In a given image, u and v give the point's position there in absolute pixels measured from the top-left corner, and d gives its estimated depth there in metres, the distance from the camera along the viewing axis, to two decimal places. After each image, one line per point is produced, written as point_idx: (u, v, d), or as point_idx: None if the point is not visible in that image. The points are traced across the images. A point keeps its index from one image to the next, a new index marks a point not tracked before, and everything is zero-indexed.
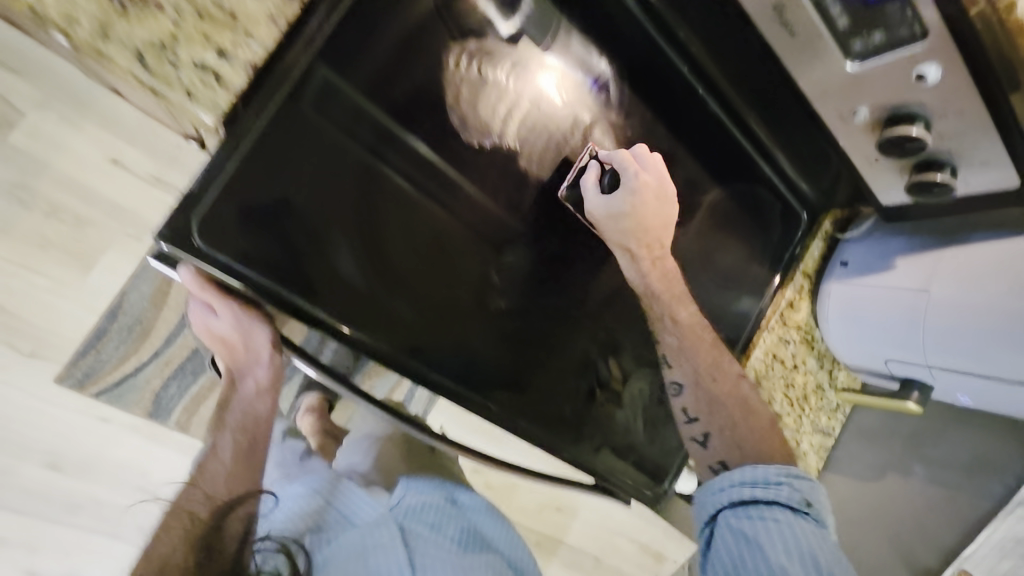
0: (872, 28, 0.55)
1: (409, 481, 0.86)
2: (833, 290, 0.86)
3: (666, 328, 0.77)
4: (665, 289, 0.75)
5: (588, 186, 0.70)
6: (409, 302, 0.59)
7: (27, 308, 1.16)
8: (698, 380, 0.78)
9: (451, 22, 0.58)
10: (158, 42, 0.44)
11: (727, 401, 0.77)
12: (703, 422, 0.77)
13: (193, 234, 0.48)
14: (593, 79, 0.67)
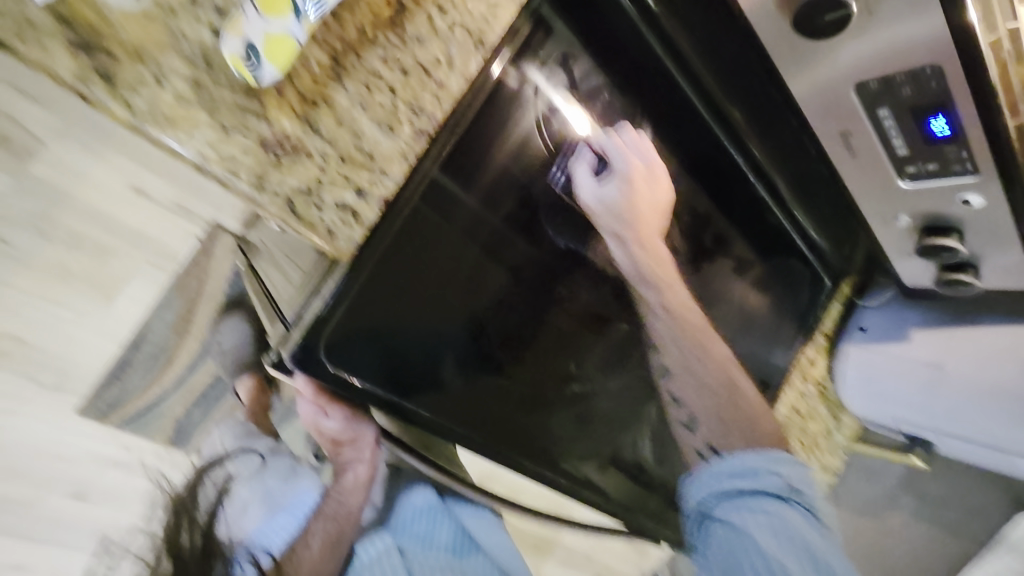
0: (928, 160, 0.61)
1: (411, 495, 0.80)
2: (850, 352, 0.95)
3: (657, 315, 0.73)
4: (670, 289, 0.72)
5: (583, 164, 0.63)
6: (498, 391, 0.64)
7: None
8: (685, 363, 0.75)
9: (547, 132, 0.59)
10: (305, 188, 0.46)
11: (715, 383, 0.76)
12: (688, 403, 0.76)
13: (321, 352, 0.51)
14: (636, 140, 0.66)
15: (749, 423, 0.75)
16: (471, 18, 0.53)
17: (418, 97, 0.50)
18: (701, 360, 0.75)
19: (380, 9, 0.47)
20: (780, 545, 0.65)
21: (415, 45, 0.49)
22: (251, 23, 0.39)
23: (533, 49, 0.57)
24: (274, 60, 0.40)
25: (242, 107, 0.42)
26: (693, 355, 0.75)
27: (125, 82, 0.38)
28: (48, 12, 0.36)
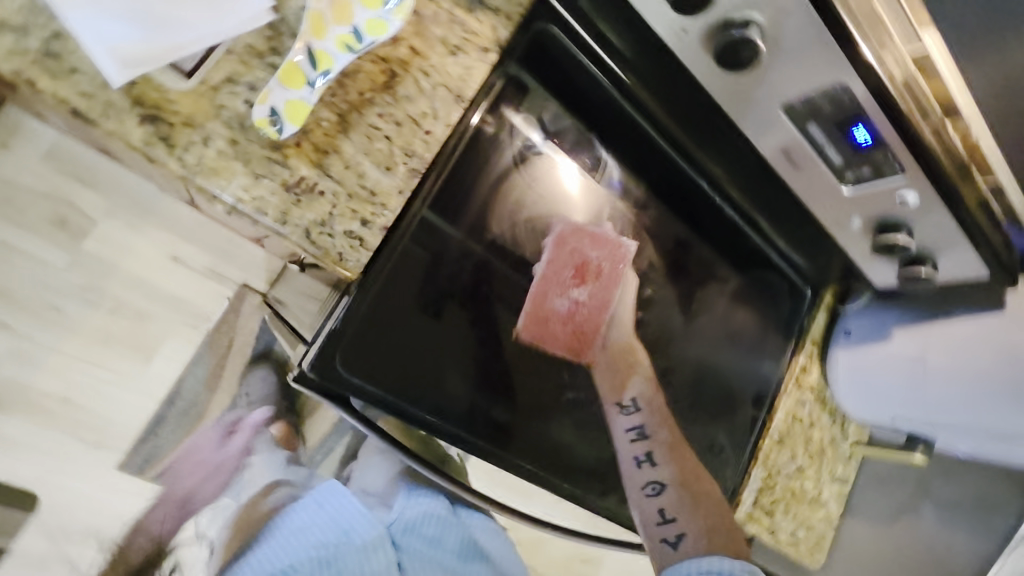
0: (862, 165, 0.69)
1: (409, 492, 0.88)
2: (839, 357, 0.99)
3: (654, 420, 0.78)
4: (652, 411, 0.78)
5: (562, 312, 0.71)
6: (500, 404, 0.70)
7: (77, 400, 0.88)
8: (679, 481, 0.77)
9: (523, 168, 0.70)
10: (319, 220, 0.56)
11: (708, 501, 0.77)
12: (681, 522, 0.74)
13: (336, 361, 0.59)
14: (613, 180, 0.77)
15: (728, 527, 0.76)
16: (451, 78, 0.62)
17: (411, 143, 0.60)
18: (690, 473, 0.78)
19: (376, 75, 0.58)
20: None
21: (405, 103, 0.60)
22: (275, 93, 0.52)
23: (506, 101, 0.68)
24: (294, 119, 0.52)
25: (268, 157, 0.53)
26: (682, 467, 0.78)
27: (179, 143, 0.50)
28: (125, 95, 0.48)
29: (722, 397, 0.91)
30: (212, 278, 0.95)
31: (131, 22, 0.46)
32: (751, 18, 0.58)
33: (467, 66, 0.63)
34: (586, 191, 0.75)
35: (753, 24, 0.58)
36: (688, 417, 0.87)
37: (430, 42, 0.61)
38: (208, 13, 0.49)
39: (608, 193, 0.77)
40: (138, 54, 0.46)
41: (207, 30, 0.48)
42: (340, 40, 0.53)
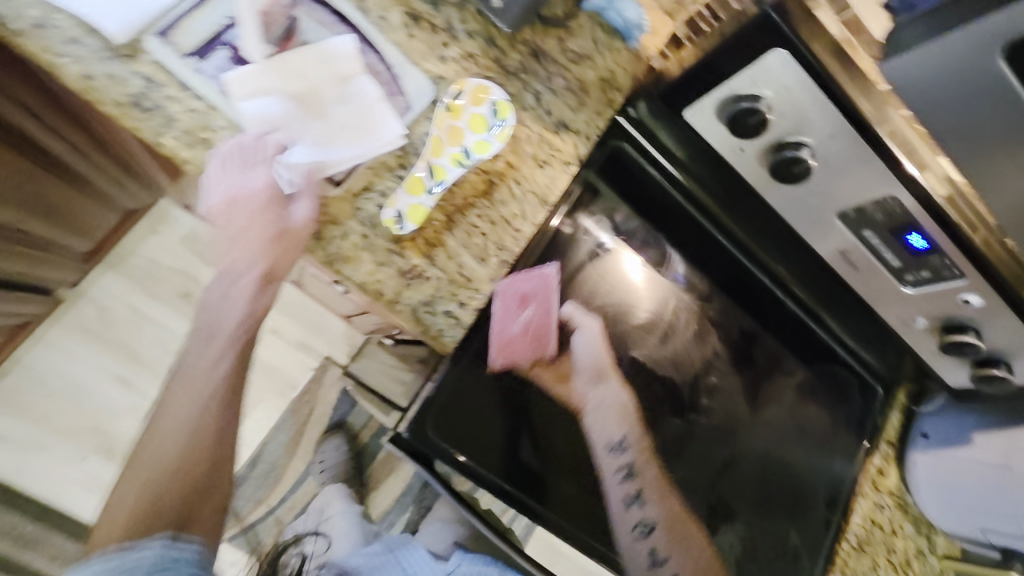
0: (921, 268, 0.73)
1: (464, 551, 0.91)
2: (918, 460, 0.96)
3: (641, 459, 0.78)
4: (640, 449, 0.78)
5: (518, 335, 0.71)
6: (570, 479, 0.74)
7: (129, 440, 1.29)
8: (670, 522, 0.78)
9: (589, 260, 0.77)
10: (425, 301, 0.67)
11: (700, 548, 0.80)
12: (672, 563, 0.78)
13: (429, 428, 0.67)
14: (676, 274, 0.84)
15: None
16: (539, 186, 0.74)
17: (503, 239, 0.71)
18: (676, 511, 0.80)
19: (478, 184, 0.70)
20: None
21: (500, 206, 0.71)
22: (401, 198, 0.64)
23: (583, 206, 0.76)
24: (414, 220, 0.65)
25: (389, 249, 0.65)
26: (674, 511, 0.79)
27: (326, 238, 0.64)
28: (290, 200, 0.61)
29: (789, 495, 0.89)
30: (303, 349, 1.38)
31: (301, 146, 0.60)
32: (803, 141, 0.66)
33: (552, 175, 0.75)
34: (653, 284, 0.82)
35: (804, 145, 0.66)
36: (757, 511, 0.87)
37: (523, 158, 0.73)
38: (357, 142, 0.62)
39: (672, 286, 0.83)
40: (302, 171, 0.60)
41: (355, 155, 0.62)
42: (453, 157, 0.66)
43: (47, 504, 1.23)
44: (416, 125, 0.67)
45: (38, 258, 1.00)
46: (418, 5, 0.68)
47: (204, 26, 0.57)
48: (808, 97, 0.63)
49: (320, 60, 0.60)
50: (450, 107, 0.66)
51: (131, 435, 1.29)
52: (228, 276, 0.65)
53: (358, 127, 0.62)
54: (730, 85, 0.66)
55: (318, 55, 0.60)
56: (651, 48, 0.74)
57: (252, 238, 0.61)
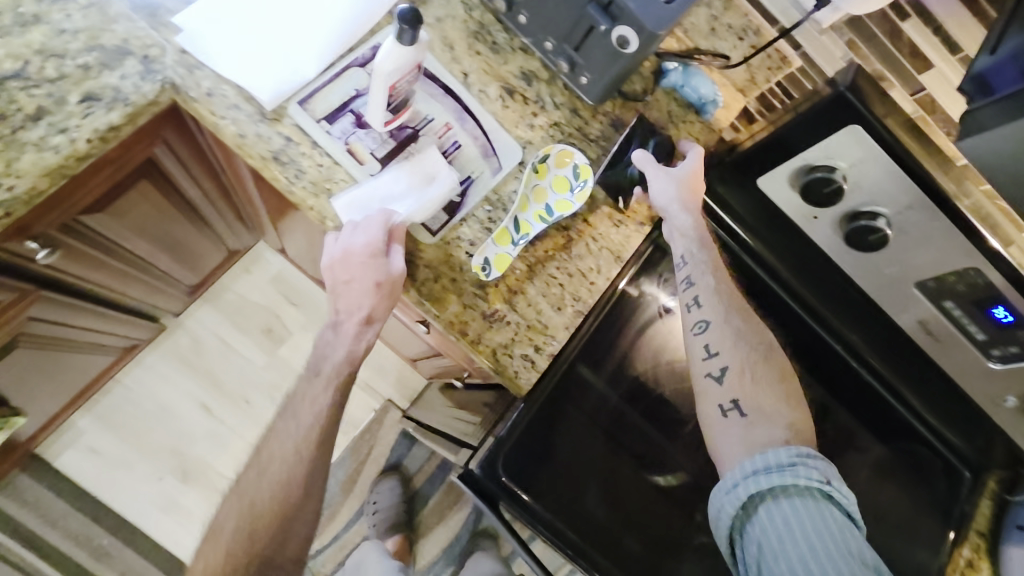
0: (1008, 343, 0.72)
1: None
2: (1015, 555, 0.88)
3: (696, 267, 0.74)
4: (705, 259, 0.75)
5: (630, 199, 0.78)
6: (636, 538, 0.73)
7: (201, 464, 1.37)
8: (727, 317, 0.73)
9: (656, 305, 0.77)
10: (504, 343, 0.71)
11: (764, 385, 0.72)
12: (724, 357, 0.72)
13: (499, 469, 0.70)
14: None
15: (780, 388, 0.72)
16: (613, 243, 0.78)
17: (578, 291, 0.75)
18: (744, 326, 0.74)
19: (557, 238, 0.75)
20: (791, 532, 0.62)
21: (576, 260, 0.76)
22: (489, 248, 0.71)
23: (653, 265, 0.78)
24: (500, 268, 0.71)
25: (475, 294, 0.71)
26: (737, 325, 0.73)
27: (419, 279, 0.69)
28: None
29: None
30: (365, 389, 1.43)
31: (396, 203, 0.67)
32: (878, 211, 0.69)
33: (626, 234, 0.78)
34: None
35: (880, 215, 0.69)
36: None
37: (600, 216, 0.78)
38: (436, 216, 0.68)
39: None
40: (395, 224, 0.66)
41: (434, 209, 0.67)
42: (536, 214, 0.73)
43: (123, 519, 1.32)
44: (504, 184, 0.74)
45: (157, 288, 1.13)
46: (514, 80, 0.77)
47: (335, 96, 0.68)
48: (882, 168, 0.66)
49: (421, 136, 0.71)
50: (536, 167, 0.73)
51: (206, 458, 1.37)
52: (335, 323, 0.70)
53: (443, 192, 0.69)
54: (803, 156, 0.69)
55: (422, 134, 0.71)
56: (724, 120, 0.83)
57: (356, 288, 0.65)
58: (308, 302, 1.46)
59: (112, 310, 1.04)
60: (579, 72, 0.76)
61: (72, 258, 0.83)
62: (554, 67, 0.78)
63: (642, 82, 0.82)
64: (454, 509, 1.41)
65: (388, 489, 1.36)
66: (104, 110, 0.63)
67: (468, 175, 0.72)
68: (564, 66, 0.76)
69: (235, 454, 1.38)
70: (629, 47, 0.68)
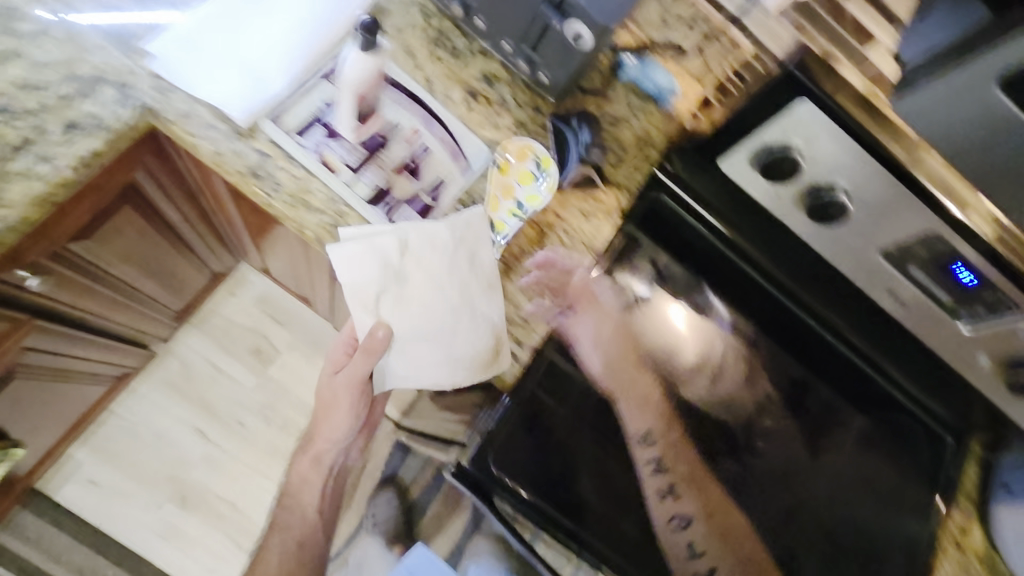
0: (974, 303, 0.75)
1: None
2: (1004, 517, 0.89)
3: (637, 412, 0.78)
4: (641, 400, 0.78)
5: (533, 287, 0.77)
6: (630, 520, 0.78)
7: (199, 490, 1.36)
8: (675, 449, 0.80)
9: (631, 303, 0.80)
10: (486, 340, 0.74)
11: (709, 489, 0.82)
12: (680, 489, 0.79)
13: (492, 464, 0.73)
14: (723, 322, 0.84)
15: (717, 518, 0.81)
16: (586, 237, 0.80)
17: (556, 284, 0.77)
18: (680, 450, 0.81)
19: (530, 236, 0.77)
20: None
21: (551, 254, 0.78)
22: (470, 250, 0.74)
23: (625, 257, 0.80)
24: (485, 268, 0.75)
25: None
26: (680, 454, 0.80)
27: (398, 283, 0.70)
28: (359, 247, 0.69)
29: (860, 550, 0.86)
30: None
31: (417, 322, 0.72)
32: (838, 185, 0.71)
33: (598, 225, 0.81)
34: (693, 330, 0.83)
35: (839, 188, 0.71)
36: (823, 562, 0.84)
37: (570, 211, 0.80)
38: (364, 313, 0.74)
39: (729, 340, 0.84)
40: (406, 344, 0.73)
41: (446, 353, 0.73)
42: (509, 211, 0.75)
43: (124, 549, 1.31)
44: (475, 184, 0.76)
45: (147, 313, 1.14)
46: (477, 84, 0.80)
47: (306, 109, 0.70)
48: (845, 146, 0.68)
49: (473, 254, 0.73)
50: (500, 166, 0.76)
51: (204, 483, 1.37)
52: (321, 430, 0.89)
53: (480, 327, 0.73)
54: (761, 137, 0.72)
55: (478, 254, 0.73)
56: (683, 108, 0.85)
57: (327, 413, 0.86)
58: (298, 320, 1.48)
59: (103, 339, 1.05)
60: (539, 70, 0.78)
61: (62, 286, 0.84)
62: (515, 68, 0.81)
63: (601, 78, 0.86)
64: (452, 518, 1.39)
65: (385, 502, 1.36)
66: (84, 136, 0.65)
67: (438, 179, 0.74)
68: (524, 65, 0.79)
69: (233, 477, 1.38)
70: (584, 43, 0.70)
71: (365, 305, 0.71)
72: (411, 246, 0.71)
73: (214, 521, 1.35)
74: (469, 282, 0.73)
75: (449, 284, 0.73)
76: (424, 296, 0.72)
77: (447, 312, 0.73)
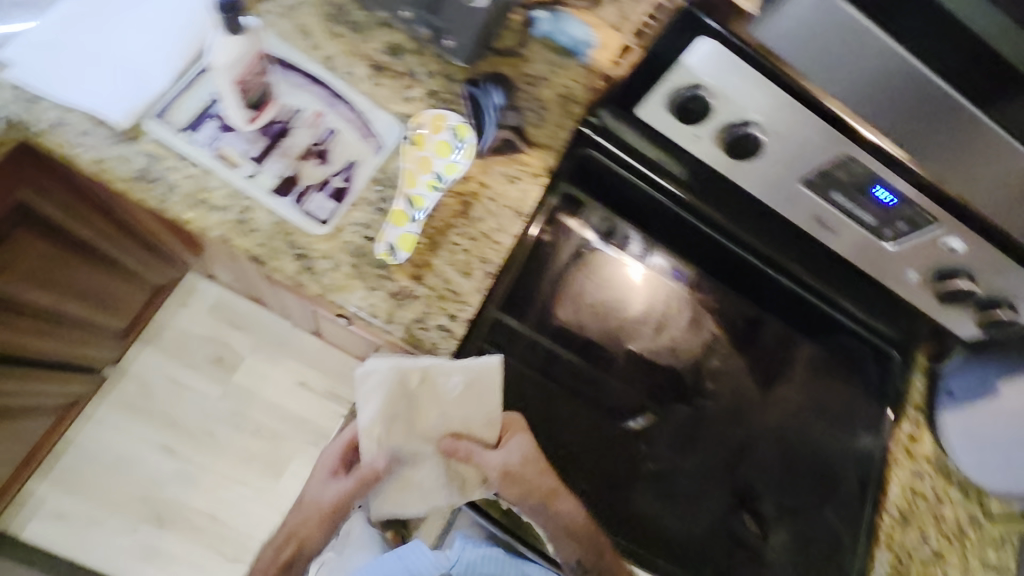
0: (896, 220, 0.74)
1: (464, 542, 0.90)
2: (949, 422, 0.91)
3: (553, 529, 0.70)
4: (558, 518, 0.70)
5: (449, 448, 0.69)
6: (584, 477, 0.78)
7: (175, 507, 1.33)
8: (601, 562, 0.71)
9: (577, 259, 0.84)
10: (416, 319, 0.70)
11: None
12: None
13: None
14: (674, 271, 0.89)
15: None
16: (510, 200, 0.77)
17: (485, 253, 0.75)
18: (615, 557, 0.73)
19: (454, 206, 0.75)
20: None
21: (478, 222, 0.75)
22: (388, 232, 0.69)
23: (561, 213, 0.84)
24: (405, 248, 0.70)
25: (379, 275, 0.69)
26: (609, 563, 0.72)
27: (318, 270, 0.67)
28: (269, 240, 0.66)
29: (815, 470, 0.89)
30: (331, 399, 1.44)
31: (423, 448, 0.70)
32: (751, 119, 0.70)
33: (523, 189, 0.78)
34: (647, 281, 0.87)
35: (752, 123, 0.70)
36: (783, 487, 0.87)
37: (493, 177, 0.78)
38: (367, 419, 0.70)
39: (679, 288, 0.89)
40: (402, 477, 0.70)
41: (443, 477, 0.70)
42: (428, 184, 0.71)
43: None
44: (389, 162, 0.73)
45: (84, 336, 1.10)
46: (381, 56, 0.76)
47: (193, 103, 0.66)
48: (742, 74, 0.66)
49: (485, 399, 0.69)
50: (414, 140, 0.72)
51: (179, 499, 1.34)
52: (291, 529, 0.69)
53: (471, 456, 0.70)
54: (670, 80, 0.71)
55: (487, 396, 0.70)
56: (604, 60, 0.76)
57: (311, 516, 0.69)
58: (254, 323, 1.44)
59: (38, 368, 1.01)
60: (442, 35, 0.74)
61: None
62: (418, 35, 0.77)
63: (514, 37, 0.82)
64: None
65: None
66: None
67: (351, 161, 0.71)
68: (426, 31, 0.74)
69: (209, 490, 1.35)
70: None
71: (372, 436, 0.67)
72: (431, 374, 0.68)
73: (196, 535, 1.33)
74: (474, 422, 0.70)
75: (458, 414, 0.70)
76: (434, 425, 0.70)
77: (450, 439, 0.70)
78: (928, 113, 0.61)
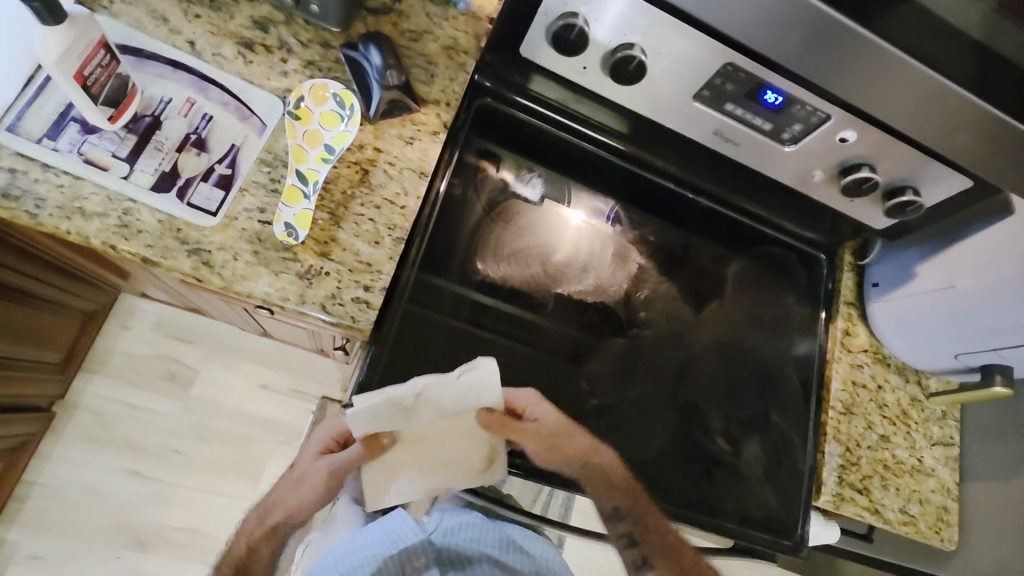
0: (792, 123, 0.75)
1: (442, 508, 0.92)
2: (877, 311, 0.93)
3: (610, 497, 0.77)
4: (609, 484, 0.76)
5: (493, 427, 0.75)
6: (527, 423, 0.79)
7: (155, 528, 1.32)
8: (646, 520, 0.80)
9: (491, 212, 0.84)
10: (330, 295, 0.68)
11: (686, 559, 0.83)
12: (651, 556, 0.83)
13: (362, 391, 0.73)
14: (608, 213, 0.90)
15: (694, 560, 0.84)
16: (411, 161, 0.75)
17: (392, 219, 0.72)
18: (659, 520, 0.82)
19: (351, 175, 0.72)
20: None
21: (379, 189, 0.73)
22: (285, 211, 0.68)
23: (469, 167, 0.83)
24: (304, 225, 0.68)
25: (283, 257, 0.67)
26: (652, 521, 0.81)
27: (217, 263, 0.65)
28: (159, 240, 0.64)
29: (758, 379, 0.92)
30: (297, 396, 1.44)
31: (428, 438, 0.74)
32: (632, 41, 0.69)
33: (423, 148, 0.76)
34: (586, 224, 0.88)
35: (634, 45, 0.69)
36: (729, 400, 0.90)
37: (388, 139, 0.75)
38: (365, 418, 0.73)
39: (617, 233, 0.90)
40: (415, 469, 0.75)
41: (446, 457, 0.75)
42: (318, 158, 0.71)
43: None
44: (274, 141, 0.70)
45: (15, 376, 1.06)
46: (247, 32, 0.73)
47: (48, 109, 0.63)
48: None
49: (480, 394, 0.73)
50: (296, 114, 0.70)
51: (157, 520, 1.33)
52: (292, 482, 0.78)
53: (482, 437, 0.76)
54: (544, 9, 0.69)
55: (483, 395, 0.74)
56: (485, 5, 0.81)
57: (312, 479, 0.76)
58: (202, 334, 1.41)
59: None
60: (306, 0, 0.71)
61: None
62: (283, 4, 0.73)
63: None
64: None
65: None
66: None
67: (233, 144, 0.68)
68: None
69: (186, 506, 1.34)
70: None
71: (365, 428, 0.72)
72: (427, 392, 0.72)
73: (181, 551, 1.32)
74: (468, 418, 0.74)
75: (462, 419, 0.74)
76: (435, 421, 0.74)
77: (461, 440, 0.75)
78: (806, 24, 0.60)
